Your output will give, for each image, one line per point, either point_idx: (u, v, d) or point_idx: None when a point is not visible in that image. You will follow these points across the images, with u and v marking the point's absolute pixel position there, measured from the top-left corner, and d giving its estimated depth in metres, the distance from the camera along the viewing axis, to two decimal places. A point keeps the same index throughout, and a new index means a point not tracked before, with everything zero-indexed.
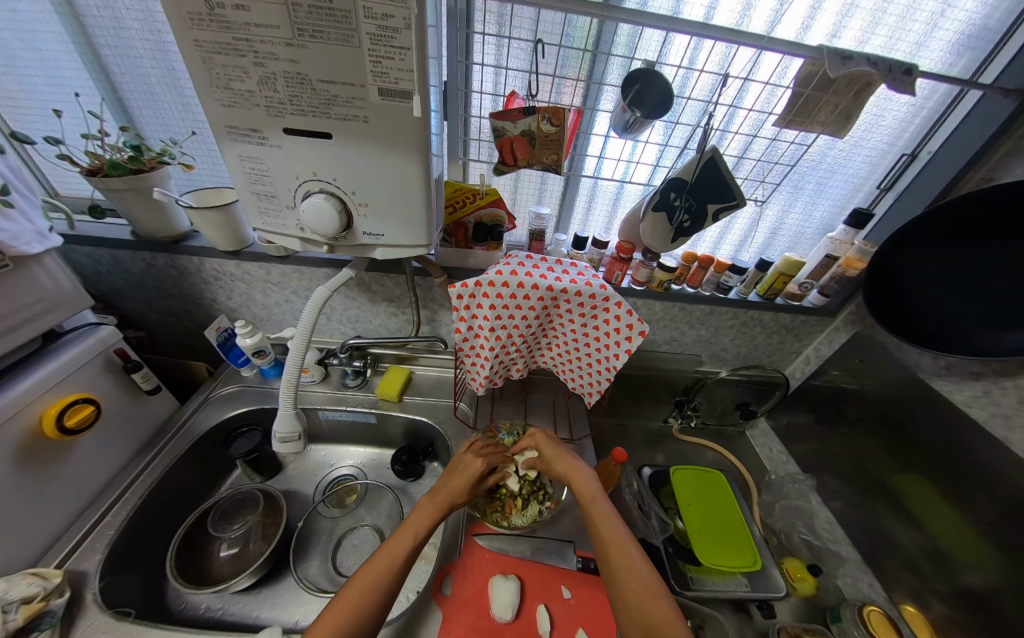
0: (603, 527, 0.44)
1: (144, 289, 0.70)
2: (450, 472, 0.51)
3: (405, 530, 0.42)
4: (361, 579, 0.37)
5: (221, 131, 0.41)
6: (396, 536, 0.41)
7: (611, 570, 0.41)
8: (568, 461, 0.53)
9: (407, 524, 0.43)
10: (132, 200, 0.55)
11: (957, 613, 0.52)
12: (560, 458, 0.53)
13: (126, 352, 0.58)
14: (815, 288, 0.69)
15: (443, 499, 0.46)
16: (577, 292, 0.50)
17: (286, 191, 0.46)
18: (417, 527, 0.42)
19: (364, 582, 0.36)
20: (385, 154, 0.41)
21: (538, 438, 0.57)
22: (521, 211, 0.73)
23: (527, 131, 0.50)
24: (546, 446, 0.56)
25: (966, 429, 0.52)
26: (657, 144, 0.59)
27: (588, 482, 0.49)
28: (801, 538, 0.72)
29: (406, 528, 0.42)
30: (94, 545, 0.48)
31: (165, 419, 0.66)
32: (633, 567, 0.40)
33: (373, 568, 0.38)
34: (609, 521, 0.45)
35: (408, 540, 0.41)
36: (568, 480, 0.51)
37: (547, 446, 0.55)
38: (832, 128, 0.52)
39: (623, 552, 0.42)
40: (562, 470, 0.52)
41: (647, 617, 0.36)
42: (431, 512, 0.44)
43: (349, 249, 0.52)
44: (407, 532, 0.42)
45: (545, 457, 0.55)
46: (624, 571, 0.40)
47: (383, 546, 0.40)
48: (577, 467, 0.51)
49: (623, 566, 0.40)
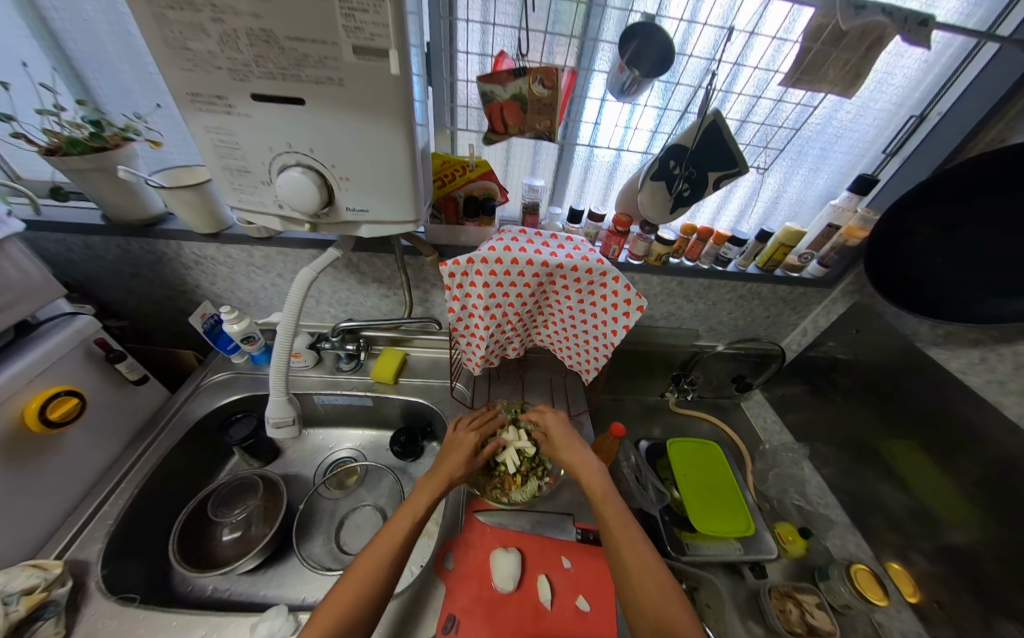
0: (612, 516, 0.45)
1: (122, 277, 0.67)
2: (445, 451, 0.51)
3: (410, 505, 0.43)
4: (364, 563, 0.37)
5: (184, 99, 0.38)
6: (398, 516, 0.42)
7: (623, 564, 0.41)
8: (577, 451, 0.52)
9: (410, 501, 0.44)
10: (100, 181, 0.52)
11: (940, 569, 0.54)
12: (568, 447, 0.53)
13: (107, 343, 0.56)
14: (816, 258, 0.68)
15: (442, 476, 0.47)
16: (574, 267, 0.48)
17: (260, 165, 0.43)
18: (418, 505, 0.43)
19: (366, 569, 0.36)
20: (365, 121, 0.38)
21: (547, 417, 0.57)
22: (514, 183, 0.69)
23: (518, 95, 0.46)
24: (555, 430, 0.56)
25: (959, 396, 0.52)
26: (655, 108, 0.56)
27: (598, 473, 0.50)
28: (793, 503, 0.75)
29: (407, 507, 0.43)
30: (93, 535, 0.48)
31: (157, 409, 0.64)
32: (646, 564, 0.40)
33: (377, 549, 0.38)
34: (617, 512, 0.46)
35: (410, 517, 0.42)
36: (575, 469, 0.51)
37: (555, 436, 0.55)
38: (841, 87, 0.49)
39: (636, 550, 0.41)
40: (569, 460, 0.52)
41: (659, 613, 0.36)
42: (433, 489, 0.45)
43: (332, 227, 0.49)
44: (409, 508, 0.43)
45: (552, 441, 0.55)
46: (635, 566, 0.40)
47: (384, 529, 0.41)
48: (586, 458, 0.51)
49: (636, 563, 0.40)
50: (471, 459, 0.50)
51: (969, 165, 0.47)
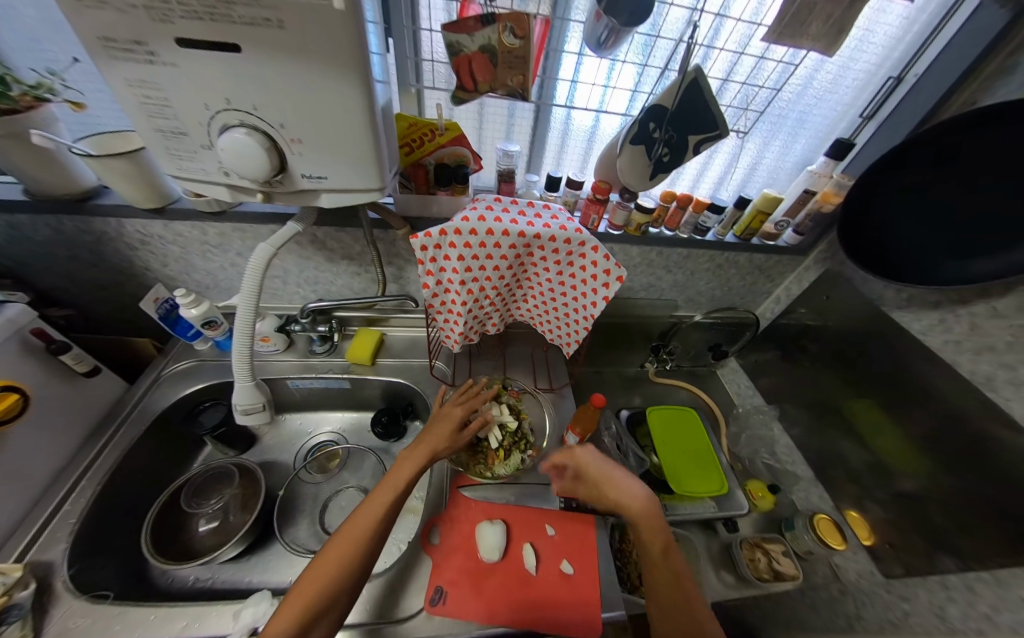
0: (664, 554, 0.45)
1: (58, 260, 0.61)
2: (429, 425, 0.50)
3: (395, 474, 0.43)
4: (347, 533, 0.38)
5: (96, 47, 0.32)
6: (382, 485, 0.43)
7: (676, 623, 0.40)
8: (624, 491, 0.47)
9: (396, 469, 0.44)
10: (14, 151, 0.45)
11: (891, 514, 0.59)
12: (610, 482, 0.48)
13: (46, 333, 0.51)
14: (791, 227, 0.68)
15: (425, 449, 0.46)
16: (551, 237, 0.46)
17: (198, 126, 0.38)
18: (403, 474, 0.43)
19: (348, 537, 0.37)
20: (314, 74, 0.34)
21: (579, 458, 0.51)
22: (488, 150, 0.66)
23: (487, 46, 0.43)
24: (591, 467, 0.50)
25: (917, 356, 0.55)
26: (635, 65, 0.53)
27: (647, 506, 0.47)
28: (764, 463, 0.82)
29: (391, 477, 0.43)
30: (55, 535, 0.46)
31: (115, 402, 0.61)
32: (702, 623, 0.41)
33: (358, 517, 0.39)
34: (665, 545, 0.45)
35: (393, 487, 0.42)
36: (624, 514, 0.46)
37: (593, 474, 0.49)
38: (824, 43, 0.47)
39: (693, 609, 0.41)
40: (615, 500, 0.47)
41: None
42: (419, 458, 0.45)
43: (289, 197, 0.45)
44: (394, 478, 0.43)
45: (592, 480, 0.49)
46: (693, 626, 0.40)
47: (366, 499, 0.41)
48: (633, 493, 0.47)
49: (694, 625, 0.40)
50: (456, 433, 0.49)
51: (945, 126, 0.47)
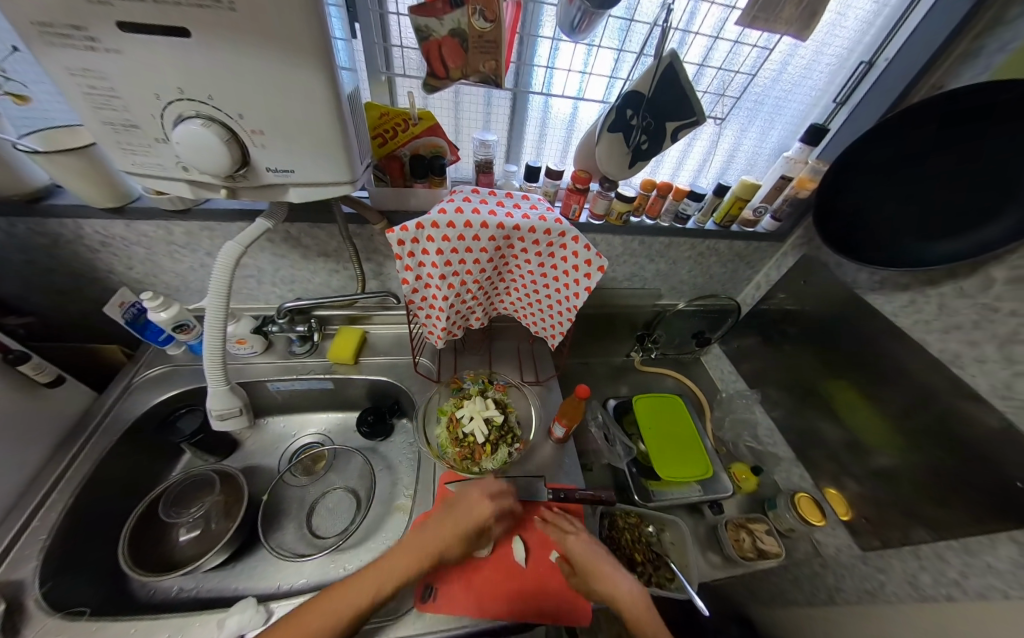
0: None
1: (12, 266, 0.57)
2: (448, 508, 0.43)
3: (393, 564, 0.38)
4: (314, 616, 0.33)
5: (30, 33, 0.30)
6: (376, 569, 0.37)
7: None
8: (617, 587, 0.41)
9: (396, 556, 0.38)
10: None
11: (867, 490, 0.61)
12: (600, 570, 0.42)
13: (1, 342, 0.48)
14: (769, 212, 0.69)
15: (431, 546, 0.39)
16: (530, 228, 0.46)
17: (151, 118, 0.36)
18: (403, 566, 0.38)
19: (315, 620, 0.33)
20: (270, 60, 0.32)
21: (566, 540, 0.45)
22: (466, 141, 0.64)
23: (457, 30, 0.41)
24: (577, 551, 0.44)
25: (889, 336, 0.57)
26: (611, 50, 0.52)
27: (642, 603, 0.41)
28: (747, 445, 0.84)
29: (388, 563, 0.38)
30: (24, 553, 0.44)
31: (84, 412, 0.58)
32: None
33: (336, 601, 0.35)
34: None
35: (387, 577, 0.37)
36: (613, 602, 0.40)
37: (582, 561, 0.43)
38: (796, 28, 0.48)
39: None
40: (606, 592, 0.41)
41: None
42: (424, 553, 0.39)
43: (256, 192, 0.43)
44: (392, 567, 0.37)
45: (581, 568, 0.43)
46: None
47: (352, 582, 0.36)
48: (625, 586, 0.41)
49: None
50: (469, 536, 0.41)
51: (914, 110, 0.48)
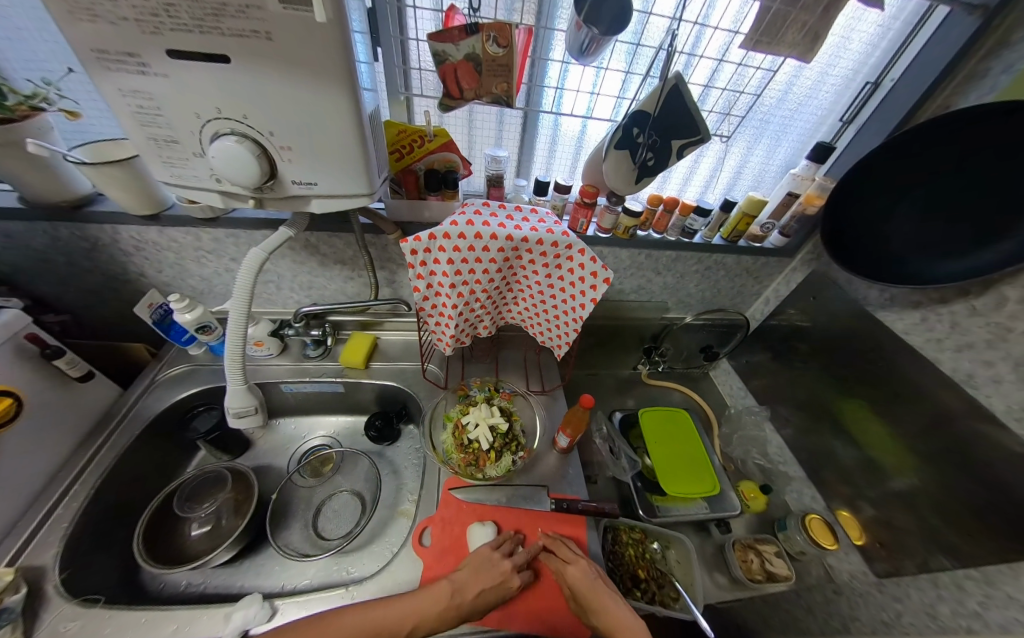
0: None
1: (53, 267, 0.61)
2: (486, 565, 0.42)
3: (406, 608, 0.37)
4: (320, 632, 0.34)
5: (89, 58, 0.33)
6: (391, 606, 0.37)
7: None
8: (615, 618, 0.39)
9: (411, 601, 0.38)
10: (8, 159, 0.46)
11: (882, 513, 0.59)
12: (598, 596, 0.41)
13: (40, 338, 0.51)
14: (777, 229, 0.70)
15: (466, 602, 0.39)
16: (539, 240, 0.47)
17: (189, 135, 0.39)
18: (417, 611, 0.37)
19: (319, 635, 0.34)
20: (300, 83, 0.35)
21: (565, 565, 0.44)
22: (478, 156, 0.67)
23: (472, 55, 0.44)
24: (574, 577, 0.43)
25: (902, 354, 0.56)
26: (619, 71, 0.54)
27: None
28: (756, 463, 0.82)
29: (403, 604, 0.38)
30: (47, 540, 0.46)
31: (109, 406, 0.61)
32: None
33: (344, 623, 0.35)
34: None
35: (399, 613, 0.36)
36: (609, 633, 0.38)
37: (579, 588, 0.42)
38: (799, 50, 0.49)
39: None
40: (604, 619, 0.39)
41: None
42: (438, 606, 0.38)
43: (280, 203, 0.46)
44: (406, 609, 0.37)
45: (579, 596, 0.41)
46: None
47: (362, 609, 0.37)
48: (623, 616, 0.39)
49: None
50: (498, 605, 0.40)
51: (920, 129, 0.49)
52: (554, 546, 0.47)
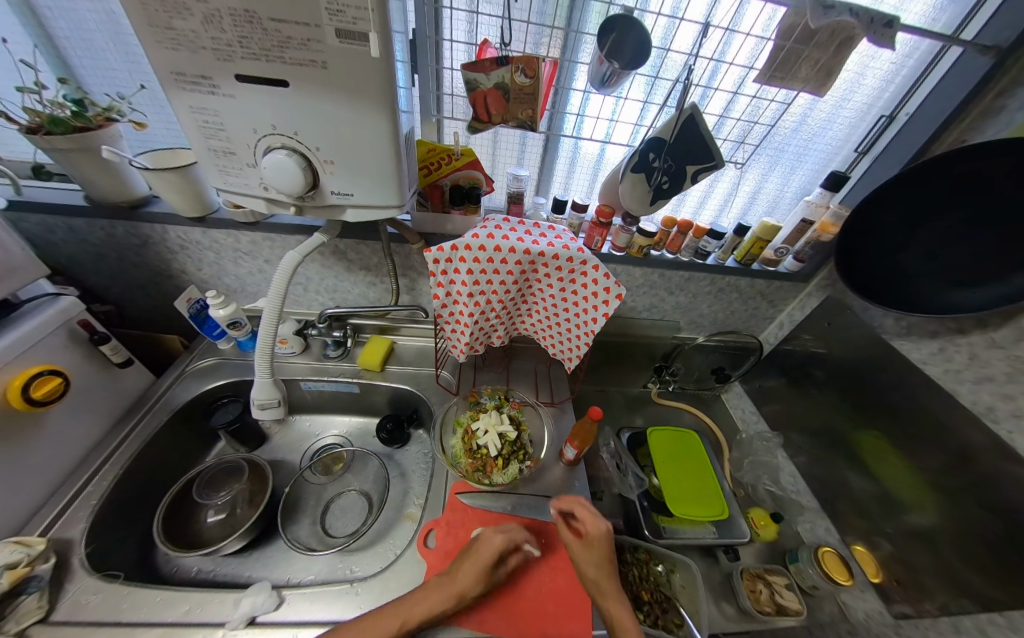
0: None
1: (106, 260, 0.67)
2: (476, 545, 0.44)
3: (399, 613, 0.36)
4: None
5: (168, 79, 0.38)
6: (386, 612, 0.36)
7: None
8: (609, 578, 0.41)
9: (400, 606, 0.37)
10: (82, 162, 0.51)
11: (901, 550, 0.57)
12: (606, 575, 0.42)
13: (90, 324, 0.56)
14: (791, 253, 0.71)
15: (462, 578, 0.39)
16: (555, 255, 0.50)
17: (245, 147, 0.43)
18: (406, 615, 0.36)
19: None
20: (348, 105, 0.38)
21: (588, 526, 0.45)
22: (501, 174, 0.71)
23: (501, 84, 0.47)
24: (592, 543, 0.43)
25: (921, 384, 0.55)
26: (638, 101, 0.57)
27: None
28: (766, 490, 0.80)
29: (393, 611, 0.36)
30: (76, 514, 0.48)
31: (142, 392, 0.65)
32: None
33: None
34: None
35: (395, 620, 0.35)
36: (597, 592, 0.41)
37: (594, 556, 0.43)
38: (812, 85, 0.51)
39: None
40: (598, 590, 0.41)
41: None
42: (428, 605, 0.37)
43: (318, 211, 0.49)
44: (399, 613, 0.36)
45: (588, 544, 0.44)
46: None
47: (359, 623, 0.35)
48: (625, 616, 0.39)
49: None
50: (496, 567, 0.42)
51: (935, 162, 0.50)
52: (577, 507, 0.47)
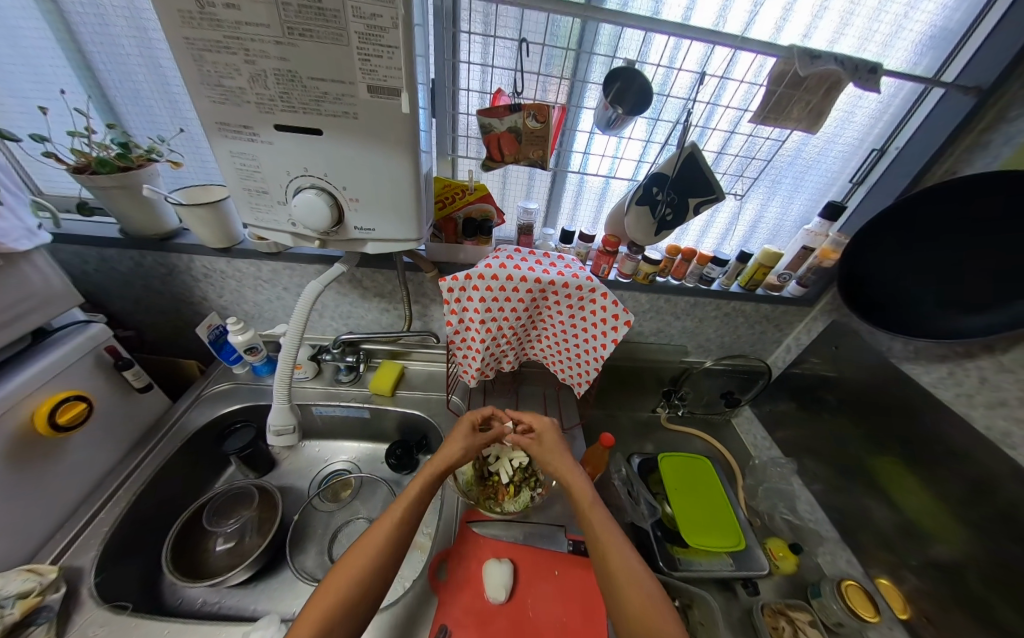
0: (618, 562, 0.39)
1: (132, 288, 0.70)
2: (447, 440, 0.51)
3: (390, 516, 0.40)
4: (339, 577, 0.34)
5: (212, 128, 0.41)
6: (379, 522, 0.39)
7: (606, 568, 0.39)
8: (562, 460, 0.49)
9: (389, 512, 0.40)
10: (121, 198, 0.55)
11: (930, 585, 0.55)
12: (562, 457, 0.50)
13: (116, 350, 0.58)
14: (794, 279, 0.72)
15: (443, 461, 0.47)
16: (564, 284, 0.51)
17: (277, 187, 0.46)
18: (396, 517, 0.39)
19: (342, 579, 0.34)
20: (376, 149, 0.42)
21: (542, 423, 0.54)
22: (510, 206, 0.75)
23: (514, 128, 0.51)
24: (548, 437, 0.52)
25: (934, 410, 0.55)
26: (640, 140, 0.61)
27: (590, 499, 0.45)
28: (783, 518, 0.75)
29: (385, 519, 0.39)
30: (88, 541, 0.48)
31: (158, 417, 0.66)
32: (633, 572, 0.38)
33: (354, 559, 0.35)
34: (615, 541, 0.41)
35: (390, 525, 0.38)
36: (559, 476, 0.49)
37: (549, 443, 0.52)
38: (805, 124, 0.54)
39: (622, 558, 0.39)
40: (557, 470, 0.49)
41: (645, 623, 0.33)
42: (411, 502, 0.41)
43: (340, 244, 0.52)
44: (390, 517, 0.39)
45: (542, 442, 0.52)
46: (620, 573, 0.38)
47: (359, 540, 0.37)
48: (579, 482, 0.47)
49: (623, 572, 0.37)
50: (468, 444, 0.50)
51: (928, 192, 0.52)
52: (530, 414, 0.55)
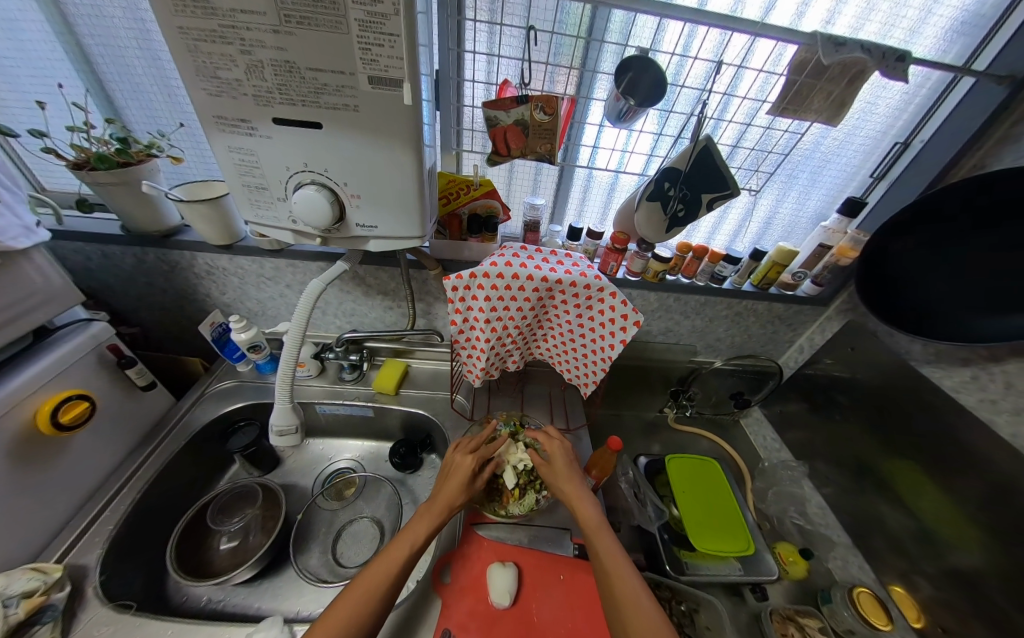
0: (623, 591, 0.38)
1: (136, 285, 0.69)
2: (443, 477, 0.49)
3: (384, 561, 0.39)
4: (330, 623, 0.33)
5: (209, 122, 0.40)
6: (375, 565, 0.39)
7: (612, 598, 0.38)
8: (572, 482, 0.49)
9: (386, 556, 0.39)
10: (119, 194, 0.54)
11: (946, 593, 0.53)
12: (569, 479, 0.50)
13: (119, 348, 0.57)
14: (809, 277, 0.70)
15: (442, 504, 0.45)
16: (572, 283, 0.50)
17: (277, 183, 0.45)
18: (393, 563, 0.39)
19: (335, 625, 0.33)
20: (377, 144, 0.40)
21: (554, 444, 0.53)
22: (516, 202, 0.73)
23: (520, 120, 0.49)
24: (559, 458, 0.52)
25: (954, 414, 0.53)
26: (651, 133, 0.59)
27: (597, 522, 0.45)
28: (793, 522, 0.74)
29: (381, 562, 0.39)
30: (92, 540, 0.48)
31: (161, 415, 0.66)
32: (638, 605, 0.37)
33: (345, 607, 0.35)
34: (621, 570, 0.40)
35: (386, 571, 0.38)
36: (567, 499, 0.48)
37: (558, 465, 0.51)
38: (826, 116, 0.52)
39: (627, 590, 0.38)
40: (564, 492, 0.49)
41: None
42: (409, 545, 0.40)
43: (342, 241, 0.51)
44: (387, 561, 0.39)
45: (552, 464, 0.52)
46: (626, 605, 0.37)
47: (352, 586, 0.36)
48: (587, 503, 0.46)
49: (627, 603, 0.37)
50: (469, 485, 0.48)
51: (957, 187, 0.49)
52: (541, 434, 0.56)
